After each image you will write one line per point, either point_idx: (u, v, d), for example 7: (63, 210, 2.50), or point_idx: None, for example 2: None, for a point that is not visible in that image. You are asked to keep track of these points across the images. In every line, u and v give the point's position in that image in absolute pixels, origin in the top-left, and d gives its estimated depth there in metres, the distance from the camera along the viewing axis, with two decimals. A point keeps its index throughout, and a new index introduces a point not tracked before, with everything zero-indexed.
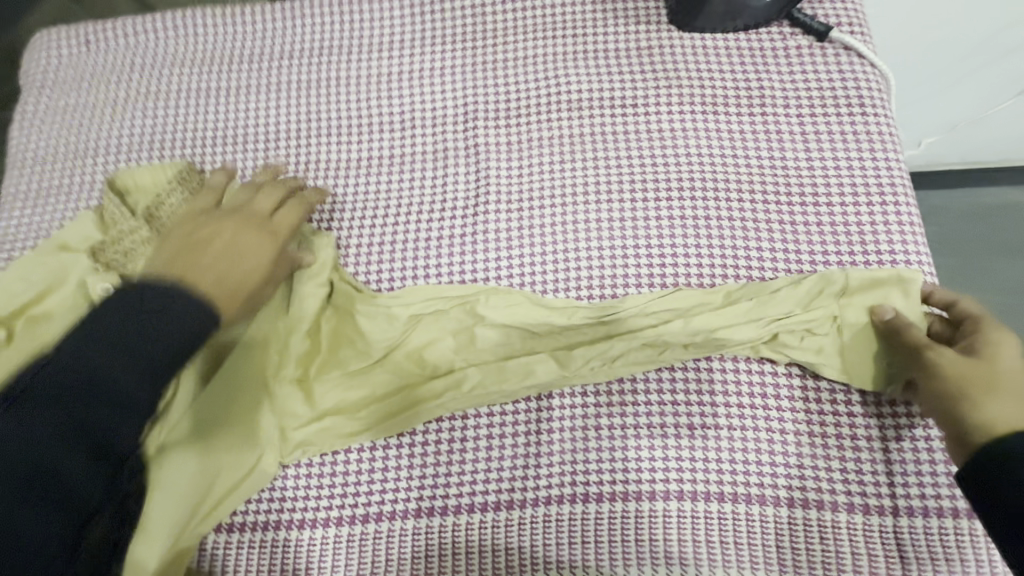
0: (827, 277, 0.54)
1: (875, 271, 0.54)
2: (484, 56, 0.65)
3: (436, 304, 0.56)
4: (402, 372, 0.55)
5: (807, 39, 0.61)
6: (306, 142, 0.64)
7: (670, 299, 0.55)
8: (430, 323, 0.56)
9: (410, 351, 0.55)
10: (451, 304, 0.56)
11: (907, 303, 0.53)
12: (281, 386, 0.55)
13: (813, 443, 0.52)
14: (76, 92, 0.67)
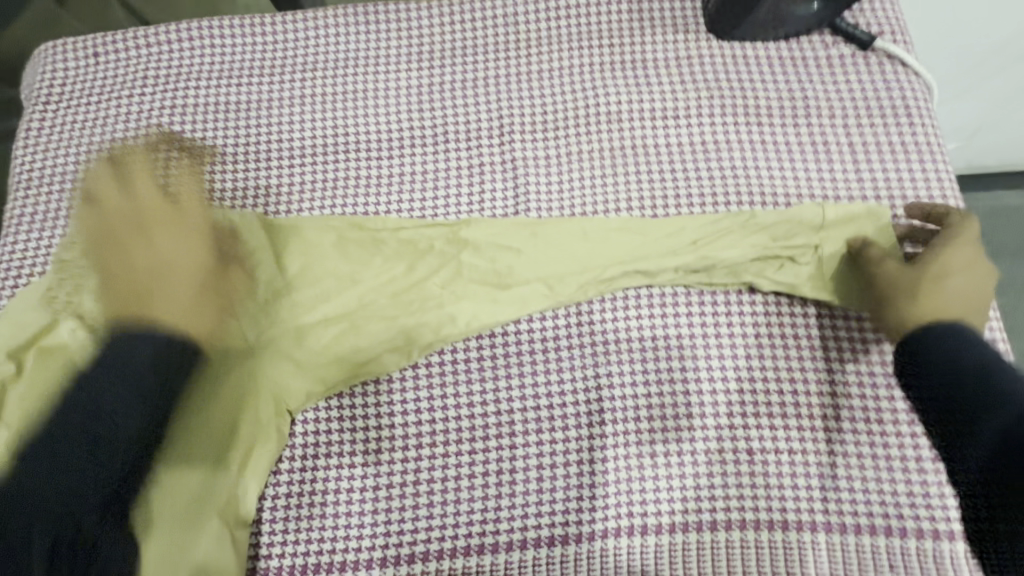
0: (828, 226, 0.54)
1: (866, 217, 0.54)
2: (518, 67, 0.63)
3: (473, 256, 0.55)
4: (432, 316, 0.53)
5: (849, 48, 0.60)
6: (333, 158, 0.61)
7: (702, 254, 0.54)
8: (462, 277, 0.55)
9: (443, 296, 0.54)
10: (496, 250, 0.55)
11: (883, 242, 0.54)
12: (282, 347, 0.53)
13: (877, 465, 0.50)
14: (84, 106, 0.63)
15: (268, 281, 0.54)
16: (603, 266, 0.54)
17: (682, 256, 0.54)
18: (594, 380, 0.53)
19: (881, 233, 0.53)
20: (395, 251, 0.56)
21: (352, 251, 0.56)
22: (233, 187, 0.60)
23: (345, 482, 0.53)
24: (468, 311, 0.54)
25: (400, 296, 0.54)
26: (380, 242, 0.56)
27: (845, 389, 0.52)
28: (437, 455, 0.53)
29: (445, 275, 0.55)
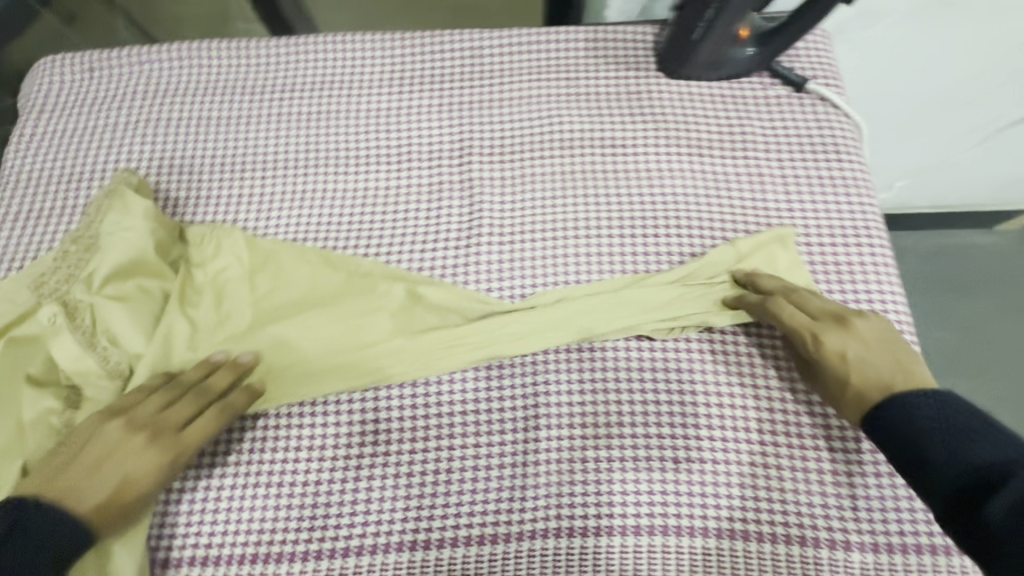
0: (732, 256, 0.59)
1: (763, 236, 0.60)
2: (482, 95, 0.68)
3: (426, 296, 0.59)
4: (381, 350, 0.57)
5: (785, 90, 0.65)
6: (303, 171, 0.65)
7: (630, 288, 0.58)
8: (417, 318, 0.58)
9: (393, 335, 0.58)
10: (446, 292, 0.59)
11: (787, 261, 0.59)
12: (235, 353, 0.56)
13: (787, 477, 0.53)
14: (76, 116, 0.68)
15: (238, 298, 0.58)
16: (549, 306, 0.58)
17: (619, 300, 0.57)
18: (532, 387, 0.56)
19: (789, 254, 0.59)
20: (353, 286, 0.59)
21: (312, 284, 0.59)
22: (206, 195, 0.64)
23: (287, 476, 0.54)
24: (423, 349, 0.57)
25: (351, 328, 0.58)
26: (341, 276, 0.60)
27: (765, 403, 0.55)
28: (379, 454, 0.55)
29: (398, 313, 0.58)
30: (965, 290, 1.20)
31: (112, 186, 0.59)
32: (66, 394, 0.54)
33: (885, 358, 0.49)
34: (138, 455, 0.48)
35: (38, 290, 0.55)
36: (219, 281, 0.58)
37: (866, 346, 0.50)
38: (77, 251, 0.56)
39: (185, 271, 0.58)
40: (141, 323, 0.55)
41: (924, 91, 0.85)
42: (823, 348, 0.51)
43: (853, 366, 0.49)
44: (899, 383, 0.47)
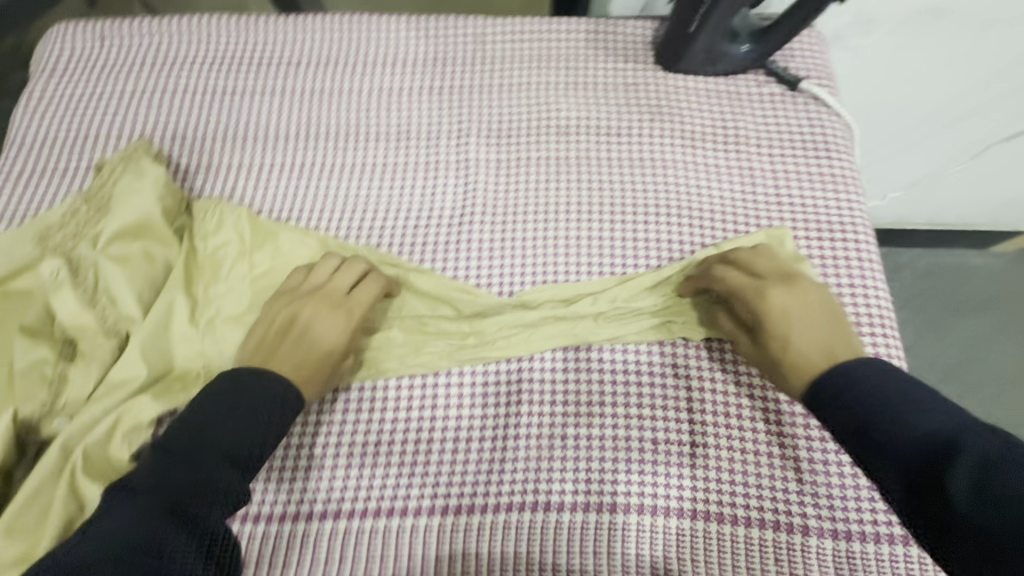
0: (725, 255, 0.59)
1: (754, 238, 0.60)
2: (481, 80, 0.69)
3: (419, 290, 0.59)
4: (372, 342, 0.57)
5: (778, 87, 0.66)
6: (302, 144, 0.67)
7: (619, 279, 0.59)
8: (410, 304, 0.59)
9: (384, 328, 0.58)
10: (437, 289, 0.59)
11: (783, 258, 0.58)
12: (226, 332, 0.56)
13: (773, 463, 0.53)
14: (84, 82, 0.69)
15: (234, 277, 0.58)
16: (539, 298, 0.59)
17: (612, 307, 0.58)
18: (515, 362, 0.57)
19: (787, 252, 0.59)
20: None
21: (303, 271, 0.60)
22: (206, 162, 0.65)
23: None
24: (414, 347, 0.57)
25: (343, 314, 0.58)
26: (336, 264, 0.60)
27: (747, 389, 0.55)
28: (360, 421, 0.55)
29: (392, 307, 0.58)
30: (958, 307, 1.20)
31: (126, 153, 0.59)
32: (60, 346, 0.53)
33: (822, 325, 0.50)
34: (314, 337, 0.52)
35: (43, 243, 0.55)
36: (218, 258, 0.58)
37: (808, 310, 0.51)
38: (87, 210, 0.56)
39: (187, 243, 0.58)
40: (138, 285, 0.55)
41: (919, 101, 0.86)
42: (769, 307, 0.51)
43: (795, 328, 0.50)
44: (836, 349, 0.48)
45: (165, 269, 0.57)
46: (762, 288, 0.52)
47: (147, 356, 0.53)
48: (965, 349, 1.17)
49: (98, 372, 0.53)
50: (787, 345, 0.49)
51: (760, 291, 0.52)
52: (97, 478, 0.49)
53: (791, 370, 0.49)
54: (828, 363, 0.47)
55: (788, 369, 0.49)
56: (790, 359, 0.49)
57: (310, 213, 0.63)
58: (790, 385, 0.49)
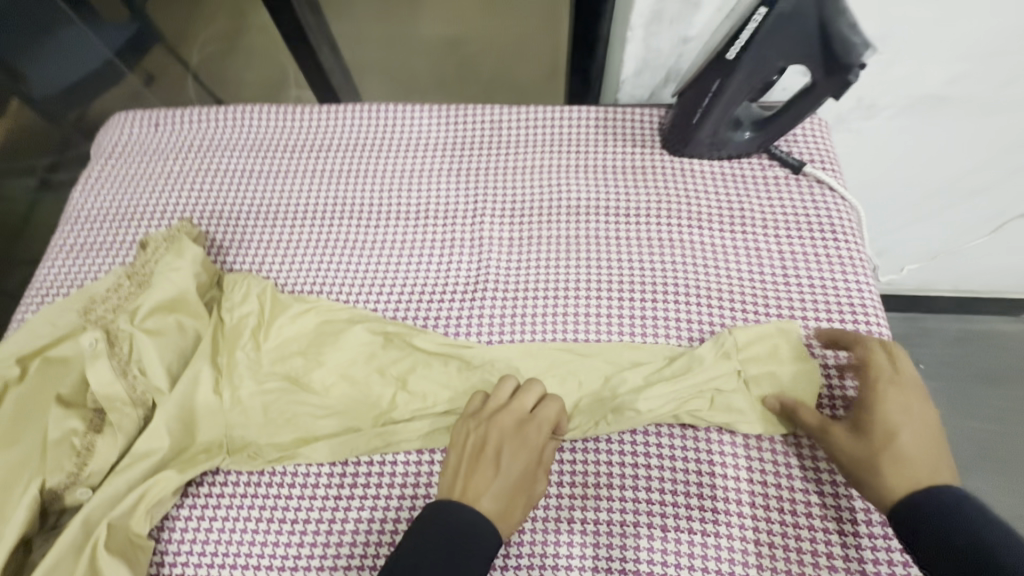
0: (730, 339, 0.59)
1: (763, 325, 0.60)
2: (497, 162, 0.74)
3: (432, 362, 0.61)
4: (385, 416, 0.58)
5: (783, 171, 0.69)
6: (330, 221, 0.71)
7: (629, 357, 0.60)
8: (424, 377, 0.60)
9: (398, 398, 0.59)
10: (452, 358, 0.61)
11: (793, 350, 0.59)
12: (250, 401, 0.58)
13: (787, 557, 0.52)
14: (138, 164, 0.76)
15: (264, 344, 0.61)
16: (550, 373, 0.60)
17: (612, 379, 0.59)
18: None
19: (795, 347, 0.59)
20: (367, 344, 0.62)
21: (320, 340, 0.62)
22: (239, 238, 0.70)
23: (279, 512, 0.55)
24: (427, 416, 0.58)
25: (358, 388, 0.60)
26: (348, 330, 0.62)
27: (788, 466, 0.56)
28: (369, 497, 0.56)
29: (406, 379, 0.60)
30: (993, 379, 1.15)
31: (169, 233, 0.64)
32: (91, 417, 0.56)
33: (937, 436, 0.49)
34: (507, 470, 0.50)
35: (86, 314, 0.59)
36: (241, 327, 0.62)
37: (919, 416, 0.49)
38: (130, 284, 0.61)
39: (217, 315, 0.62)
40: (167, 355, 0.58)
41: (927, 178, 0.88)
42: (884, 407, 0.50)
43: (903, 436, 0.48)
44: (940, 467, 0.46)
45: (194, 339, 0.61)
46: (880, 382, 0.52)
47: (169, 425, 0.55)
48: (1002, 425, 1.11)
49: (124, 442, 0.55)
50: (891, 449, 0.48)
51: (874, 390, 0.52)
52: (116, 552, 0.50)
53: (888, 474, 0.47)
54: (929, 478, 0.46)
55: (884, 472, 0.47)
56: (889, 462, 0.48)
57: (332, 288, 0.67)
58: (889, 489, 0.47)
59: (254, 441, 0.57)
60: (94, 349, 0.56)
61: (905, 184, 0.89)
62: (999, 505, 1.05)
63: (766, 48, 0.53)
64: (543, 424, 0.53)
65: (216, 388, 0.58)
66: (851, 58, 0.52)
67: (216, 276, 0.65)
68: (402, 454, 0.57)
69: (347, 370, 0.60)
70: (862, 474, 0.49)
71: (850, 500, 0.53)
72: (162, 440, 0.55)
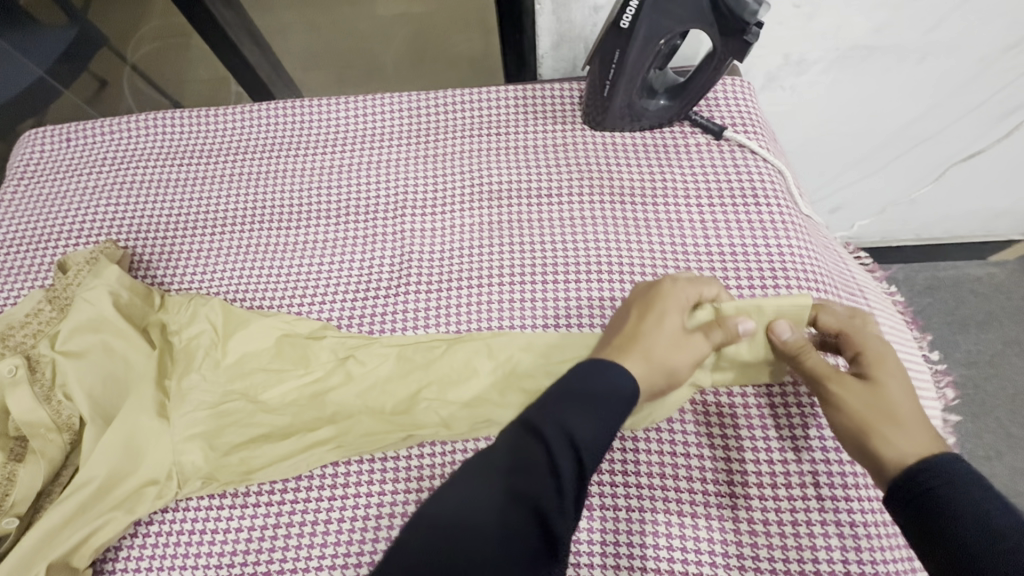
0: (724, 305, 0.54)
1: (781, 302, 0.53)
2: (416, 151, 0.72)
3: (361, 352, 0.60)
4: (309, 420, 0.57)
5: (705, 137, 0.68)
6: (250, 227, 0.69)
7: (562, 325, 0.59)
8: (344, 371, 0.59)
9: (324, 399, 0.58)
10: (382, 358, 0.59)
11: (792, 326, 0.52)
12: (179, 417, 0.57)
13: (710, 525, 0.52)
14: (52, 182, 0.74)
15: (197, 363, 0.60)
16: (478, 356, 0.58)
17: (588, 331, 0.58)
18: None
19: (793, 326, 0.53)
20: (285, 351, 0.60)
21: (242, 343, 0.60)
22: (161, 251, 0.69)
23: (201, 522, 0.55)
24: (350, 411, 0.57)
25: (280, 391, 0.58)
26: (269, 335, 0.61)
27: (711, 436, 0.55)
28: (296, 500, 0.55)
29: (321, 387, 0.58)
30: (960, 324, 1.15)
31: (90, 255, 0.63)
32: (11, 446, 0.55)
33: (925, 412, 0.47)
34: (656, 326, 0.49)
35: (3, 342, 0.58)
36: (193, 347, 0.60)
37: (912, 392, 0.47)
38: (51, 309, 0.60)
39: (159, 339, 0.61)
40: (87, 377, 0.57)
41: (871, 128, 0.86)
42: (889, 371, 0.47)
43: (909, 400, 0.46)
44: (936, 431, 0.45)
45: (123, 362, 0.59)
46: (870, 340, 0.50)
47: (110, 453, 0.54)
48: (963, 370, 1.12)
49: (48, 468, 0.54)
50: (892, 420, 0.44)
51: (878, 356, 0.48)
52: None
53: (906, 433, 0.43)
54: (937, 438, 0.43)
55: (884, 432, 0.44)
56: (894, 427, 0.44)
57: (254, 293, 0.66)
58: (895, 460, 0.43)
59: (191, 456, 0.56)
60: (14, 376, 0.55)
61: (847, 133, 0.88)
62: (970, 450, 1.06)
63: (658, 15, 0.53)
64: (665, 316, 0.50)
65: (140, 412, 0.57)
66: (746, 18, 0.51)
67: (151, 295, 0.63)
68: (333, 456, 0.56)
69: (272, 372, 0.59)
70: (865, 440, 0.45)
71: (771, 464, 0.53)
72: (99, 469, 0.54)
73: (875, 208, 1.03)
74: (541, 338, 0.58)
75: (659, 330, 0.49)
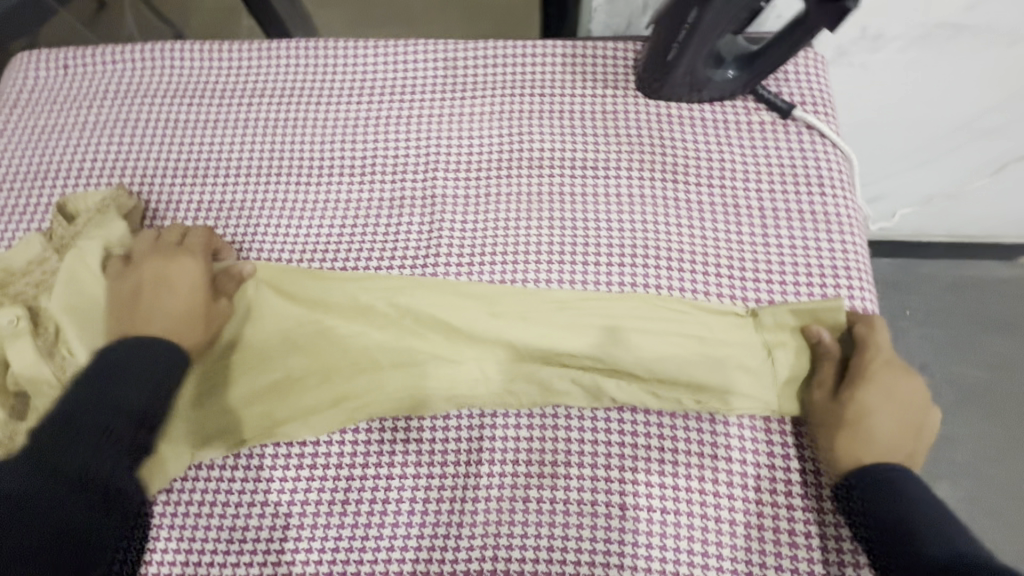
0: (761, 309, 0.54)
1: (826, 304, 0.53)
2: (450, 108, 0.66)
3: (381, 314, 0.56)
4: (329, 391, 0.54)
5: (770, 115, 0.62)
6: (266, 180, 0.64)
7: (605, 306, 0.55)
8: (367, 341, 0.55)
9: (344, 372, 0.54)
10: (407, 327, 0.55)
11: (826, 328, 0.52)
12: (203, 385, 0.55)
13: (747, 534, 0.49)
14: (48, 114, 0.68)
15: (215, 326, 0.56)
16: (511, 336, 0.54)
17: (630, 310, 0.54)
18: (479, 417, 0.54)
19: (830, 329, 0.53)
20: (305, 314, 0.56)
21: (258, 302, 0.56)
22: (169, 199, 0.63)
23: (217, 494, 0.53)
24: (374, 386, 0.53)
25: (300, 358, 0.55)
26: (287, 296, 0.56)
27: (755, 441, 0.52)
28: (314, 479, 0.53)
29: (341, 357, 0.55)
30: (988, 328, 1.12)
31: (101, 202, 0.58)
32: (14, 403, 0.52)
33: (907, 436, 0.48)
34: (586, 333, 0.53)
35: (5, 290, 0.54)
36: None
37: (898, 419, 0.48)
38: (56, 257, 0.55)
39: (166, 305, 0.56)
40: (90, 333, 0.53)
41: (936, 117, 0.80)
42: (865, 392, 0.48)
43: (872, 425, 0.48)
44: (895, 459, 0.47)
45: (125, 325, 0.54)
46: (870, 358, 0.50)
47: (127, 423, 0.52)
48: (987, 374, 1.09)
49: None
50: (857, 431, 0.47)
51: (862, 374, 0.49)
52: None
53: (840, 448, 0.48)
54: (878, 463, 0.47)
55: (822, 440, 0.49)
56: (829, 436, 0.48)
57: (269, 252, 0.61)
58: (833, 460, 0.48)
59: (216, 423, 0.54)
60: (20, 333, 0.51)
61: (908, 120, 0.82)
62: (984, 455, 1.04)
63: None
64: (595, 320, 0.54)
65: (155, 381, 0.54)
66: None
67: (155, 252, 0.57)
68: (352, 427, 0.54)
69: (290, 337, 0.55)
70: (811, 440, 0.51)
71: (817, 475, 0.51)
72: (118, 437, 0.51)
73: (920, 202, 0.98)
74: (580, 317, 0.54)
75: (587, 336, 0.53)
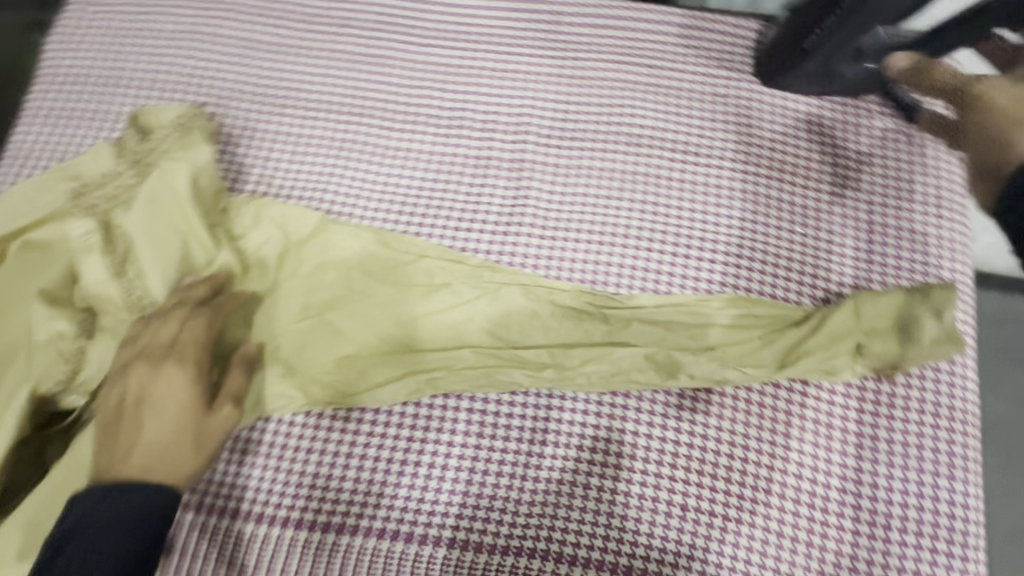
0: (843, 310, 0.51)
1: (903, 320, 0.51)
2: (550, 67, 0.61)
3: (457, 284, 0.53)
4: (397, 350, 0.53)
5: (895, 121, 0.57)
6: (347, 119, 0.60)
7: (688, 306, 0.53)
8: (441, 306, 0.53)
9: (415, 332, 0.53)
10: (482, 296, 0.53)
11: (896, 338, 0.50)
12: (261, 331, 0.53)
13: (810, 551, 0.48)
14: (122, 15, 0.64)
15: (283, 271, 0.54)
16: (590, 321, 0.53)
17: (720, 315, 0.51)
18: (547, 397, 0.52)
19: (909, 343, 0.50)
20: (378, 271, 0.54)
21: (332, 253, 0.54)
22: (244, 125, 0.60)
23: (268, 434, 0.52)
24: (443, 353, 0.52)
25: (370, 313, 0.53)
26: (361, 249, 0.55)
27: (830, 462, 0.50)
28: (372, 434, 0.52)
29: (413, 316, 0.53)
30: None
31: (178, 120, 0.55)
32: (81, 319, 0.50)
33: None
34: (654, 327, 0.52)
35: (76, 199, 0.52)
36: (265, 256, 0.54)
37: None
38: (130, 172, 0.53)
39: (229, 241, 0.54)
40: (162, 261, 0.51)
41: None
42: None
43: None
44: None
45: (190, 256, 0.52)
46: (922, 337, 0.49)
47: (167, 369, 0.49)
48: None
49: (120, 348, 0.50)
50: None
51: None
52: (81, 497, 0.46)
53: None
54: None
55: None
56: None
57: (345, 195, 0.58)
58: None
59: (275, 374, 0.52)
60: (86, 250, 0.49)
61: None
62: None
63: None
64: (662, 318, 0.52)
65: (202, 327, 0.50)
66: None
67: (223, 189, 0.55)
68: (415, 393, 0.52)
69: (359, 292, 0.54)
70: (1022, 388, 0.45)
71: (888, 504, 0.49)
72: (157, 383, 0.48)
73: None
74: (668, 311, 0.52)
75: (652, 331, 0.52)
